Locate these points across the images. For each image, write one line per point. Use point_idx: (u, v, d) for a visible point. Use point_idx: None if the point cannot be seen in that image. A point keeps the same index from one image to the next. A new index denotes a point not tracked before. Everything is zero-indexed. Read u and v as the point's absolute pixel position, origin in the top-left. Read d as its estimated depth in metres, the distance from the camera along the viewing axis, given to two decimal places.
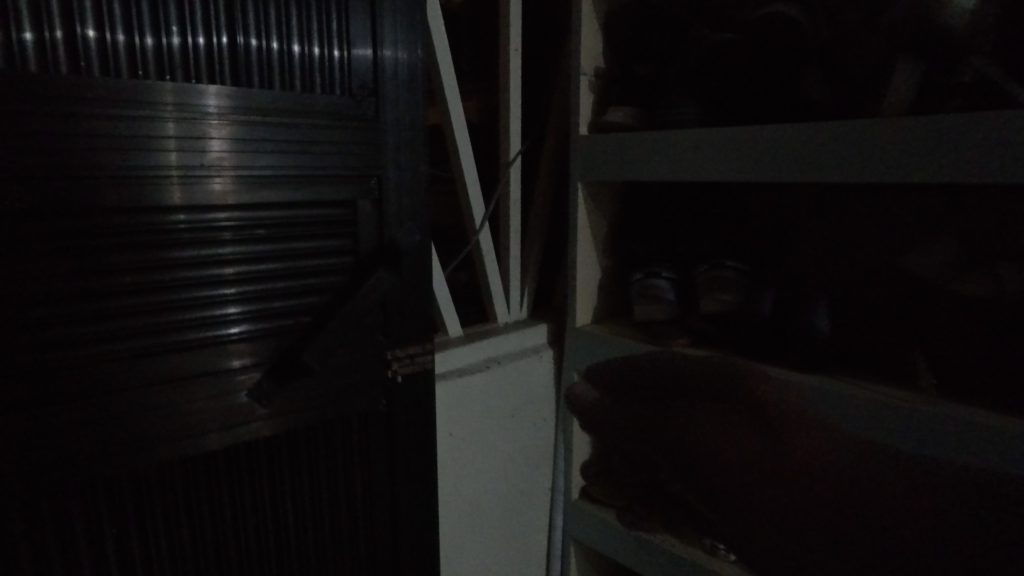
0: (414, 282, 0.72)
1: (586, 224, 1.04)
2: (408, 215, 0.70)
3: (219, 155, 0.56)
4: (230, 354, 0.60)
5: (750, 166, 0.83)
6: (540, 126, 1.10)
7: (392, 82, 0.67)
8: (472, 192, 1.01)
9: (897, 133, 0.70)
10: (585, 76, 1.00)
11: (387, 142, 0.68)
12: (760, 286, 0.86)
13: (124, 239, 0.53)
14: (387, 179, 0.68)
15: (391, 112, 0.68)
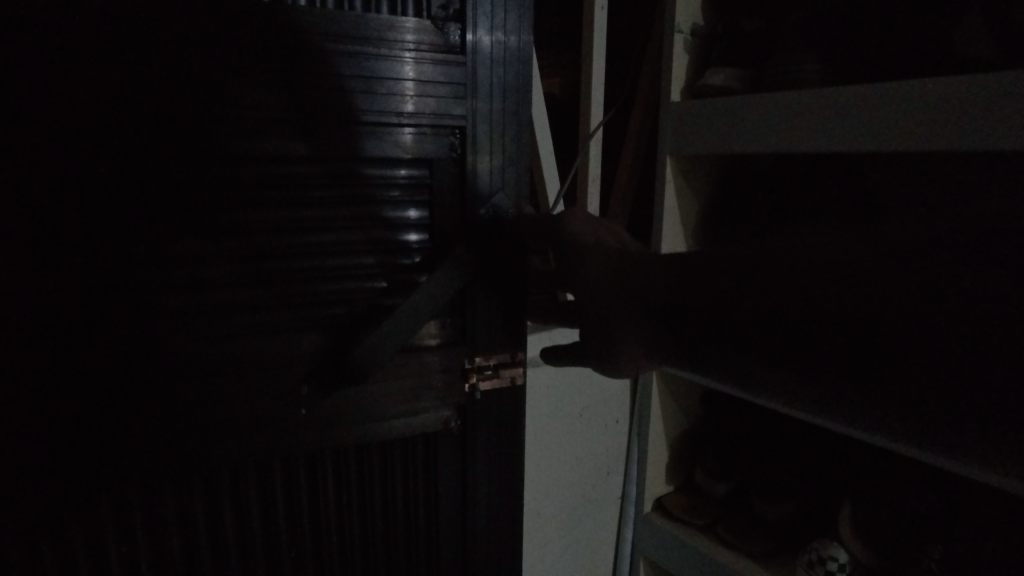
0: (514, 274, 0.55)
1: (675, 203, 0.91)
2: (500, 186, 0.53)
3: (242, 91, 0.43)
4: (278, 335, 0.46)
5: (881, 140, 0.68)
6: (627, 92, 0.98)
7: (485, 53, 0.51)
8: (546, 166, 0.90)
9: None
10: (680, 33, 0.87)
11: (477, 91, 0.51)
12: None
13: (115, 197, 0.40)
14: (476, 139, 0.52)
15: (485, 75, 0.51)
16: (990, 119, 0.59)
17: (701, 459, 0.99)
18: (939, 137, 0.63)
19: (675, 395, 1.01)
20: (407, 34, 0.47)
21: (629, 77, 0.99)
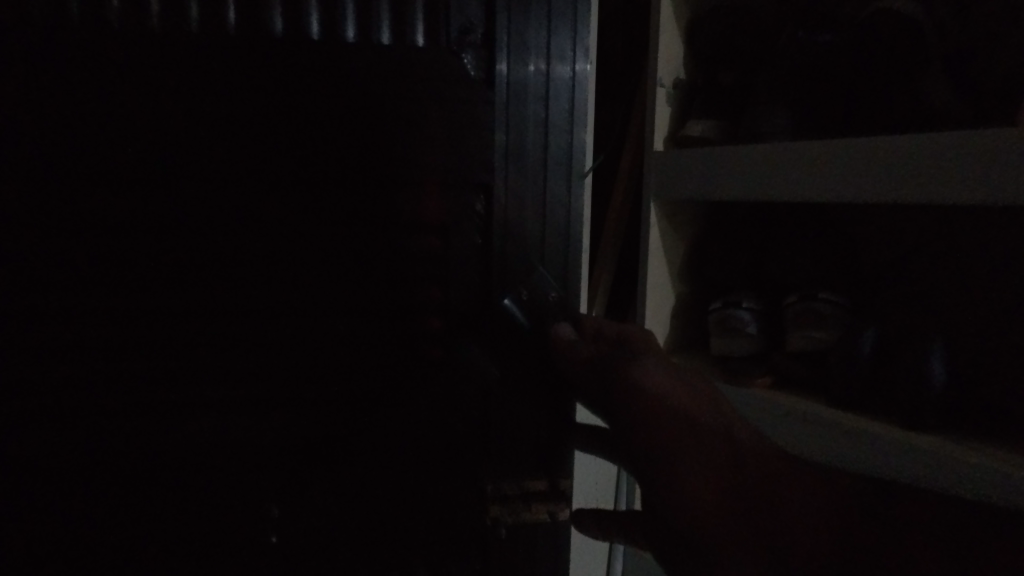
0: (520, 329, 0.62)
1: (659, 245, 0.96)
2: (542, 199, 0.62)
3: (293, 130, 0.55)
4: (327, 345, 0.61)
5: (817, 187, 0.75)
6: (617, 135, 1.04)
7: (522, 83, 0.59)
8: None
9: (986, 145, 0.60)
10: (662, 87, 0.92)
11: (518, 117, 0.60)
12: (859, 323, 0.75)
13: (198, 234, 0.56)
14: (516, 158, 0.61)
15: (522, 104, 0.60)
16: (909, 166, 0.66)
17: None
18: (864, 188, 0.71)
19: None
20: (444, 68, 0.57)
21: (620, 121, 1.04)
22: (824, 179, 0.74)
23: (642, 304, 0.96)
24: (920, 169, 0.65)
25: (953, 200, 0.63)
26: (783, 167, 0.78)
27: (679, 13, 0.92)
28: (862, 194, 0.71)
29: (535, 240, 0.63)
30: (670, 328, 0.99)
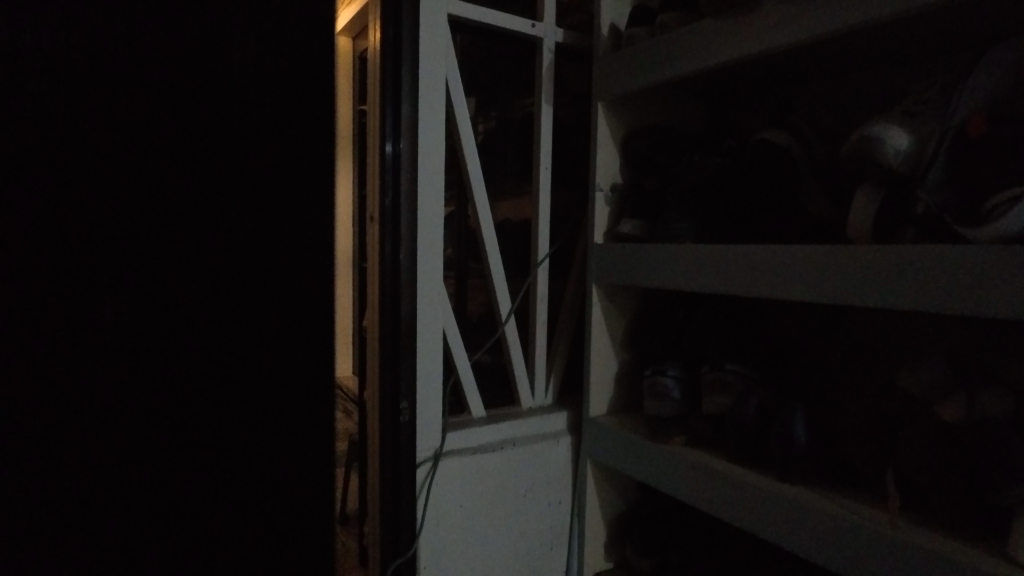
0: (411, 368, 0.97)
1: (601, 321, 1.14)
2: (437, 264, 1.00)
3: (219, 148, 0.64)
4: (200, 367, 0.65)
5: (744, 283, 0.89)
6: (571, 225, 1.25)
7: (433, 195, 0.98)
8: (500, 289, 1.15)
9: (875, 257, 0.73)
10: (601, 191, 1.13)
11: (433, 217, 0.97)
12: (750, 390, 0.91)
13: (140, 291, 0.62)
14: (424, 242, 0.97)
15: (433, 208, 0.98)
16: (815, 271, 0.80)
17: (630, 538, 1.12)
18: (783, 286, 0.84)
19: (611, 481, 1.18)
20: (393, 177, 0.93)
21: (575, 212, 1.25)
22: (749, 277, 0.88)
23: (588, 371, 1.14)
24: (811, 271, 0.80)
25: (851, 300, 0.76)
26: (717, 262, 0.92)
27: (614, 134, 1.13)
28: (781, 291, 0.84)
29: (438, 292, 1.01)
30: (613, 391, 1.16)
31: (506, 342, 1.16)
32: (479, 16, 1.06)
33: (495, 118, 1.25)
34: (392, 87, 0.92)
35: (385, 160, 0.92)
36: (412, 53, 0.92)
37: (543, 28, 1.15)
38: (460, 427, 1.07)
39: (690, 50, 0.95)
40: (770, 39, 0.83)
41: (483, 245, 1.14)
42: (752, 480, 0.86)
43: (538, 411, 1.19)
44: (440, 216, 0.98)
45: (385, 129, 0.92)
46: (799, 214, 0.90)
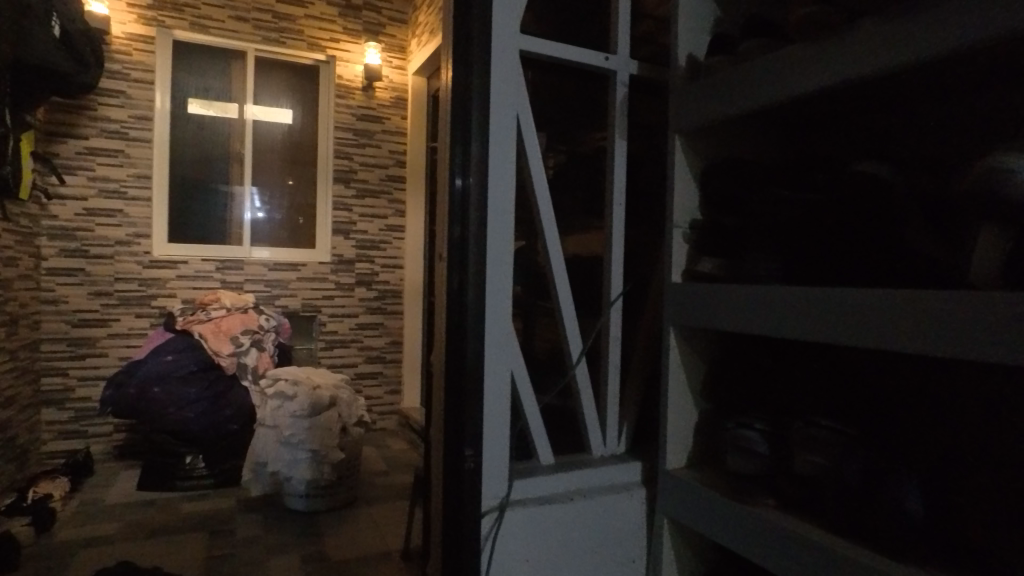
0: (476, 409, 0.92)
1: (679, 365, 1.07)
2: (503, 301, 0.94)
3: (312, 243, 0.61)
4: None
5: (839, 330, 0.80)
6: (646, 262, 1.19)
7: (500, 230, 0.93)
8: (570, 329, 1.10)
9: (1002, 305, 0.63)
10: (679, 228, 1.07)
11: (499, 254, 0.93)
12: (849, 451, 0.81)
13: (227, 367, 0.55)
14: (490, 280, 0.92)
15: (501, 241, 0.93)
16: (925, 320, 0.70)
17: None
18: (887, 335, 0.74)
19: (691, 543, 1.08)
20: (456, 205, 0.91)
21: (649, 249, 1.20)
22: (845, 324, 0.79)
23: (665, 419, 1.07)
24: (919, 319, 0.71)
25: (973, 354, 0.66)
26: (808, 306, 0.84)
27: (693, 167, 1.08)
28: (885, 341, 0.75)
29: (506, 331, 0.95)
30: (691, 442, 1.08)
31: (576, 385, 1.11)
32: (552, 50, 1.05)
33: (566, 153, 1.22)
34: (461, 125, 0.91)
35: (454, 197, 0.91)
36: (482, 90, 0.91)
37: (616, 60, 1.12)
38: (526, 474, 1.02)
39: (773, 78, 0.89)
40: (867, 63, 0.76)
41: (552, 284, 1.10)
42: (852, 556, 0.76)
43: (609, 460, 1.13)
44: (510, 253, 0.94)
45: (455, 166, 0.90)
46: (906, 255, 0.80)
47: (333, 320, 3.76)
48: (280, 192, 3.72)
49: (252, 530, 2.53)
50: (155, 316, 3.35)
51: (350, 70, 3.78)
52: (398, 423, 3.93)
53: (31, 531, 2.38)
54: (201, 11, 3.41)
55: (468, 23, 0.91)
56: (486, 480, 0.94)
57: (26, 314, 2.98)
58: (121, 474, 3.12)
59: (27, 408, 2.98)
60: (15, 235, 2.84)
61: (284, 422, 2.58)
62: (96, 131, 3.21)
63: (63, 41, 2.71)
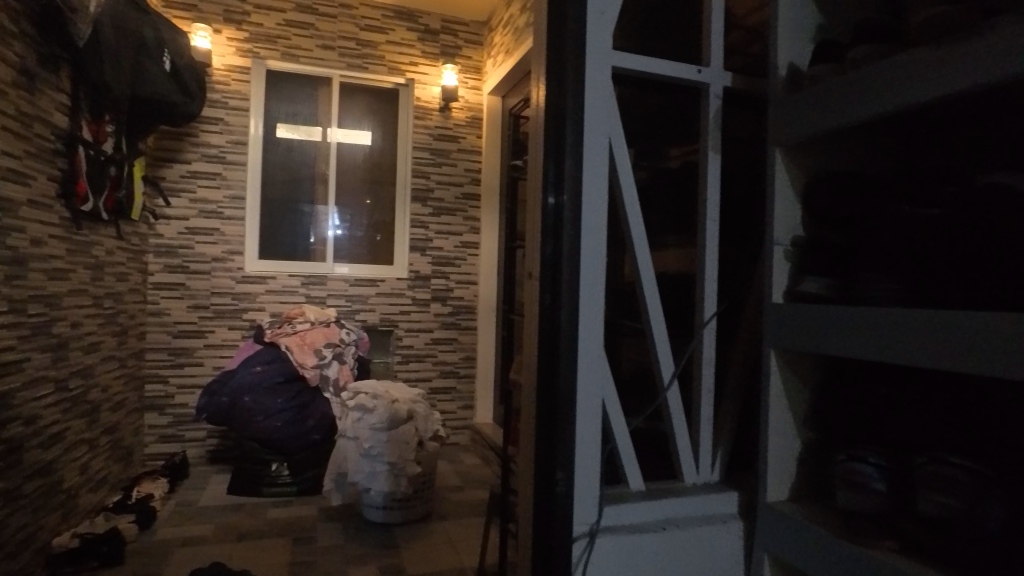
0: (567, 431, 0.89)
1: (781, 391, 1.01)
2: (594, 321, 0.91)
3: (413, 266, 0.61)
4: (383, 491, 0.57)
5: (967, 359, 0.73)
6: (741, 281, 1.13)
7: (592, 248, 0.91)
8: (662, 351, 1.06)
9: None
10: (780, 246, 1.01)
11: (590, 272, 0.91)
12: (985, 494, 0.73)
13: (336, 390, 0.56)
14: (582, 299, 0.90)
15: (593, 260, 0.91)
16: None
17: None
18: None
19: None
20: (548, 223, 0.90)
21: (745, 268, 1.14)
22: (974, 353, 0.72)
23: (765, 447, 1.01)
24: None
25: None
26: (930, 332, 0.77)
27: (794, 182, 1.02)
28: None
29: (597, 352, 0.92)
30: (794, 473, 1.01)
31: (667, 408, 1.07)
32: (644, 64, 1.02)
33: (654, 169, 1.19)
34: (554, 141, 0.90)
35: (547, 213, 0.90)
36: (575, 106, 0.89)
37: (709, 73, 1.08)
38: (617, 500, 0.99)
39: (889, 85, 0.82)
40: (1002, 66, 0.69)
41: (642, 303, 1.07)
42: None
43: (702, 488, 1.07)
44: (602, 272, 0.92)
45: (548, 182, 0.90)
46: None
47: (409, 334, 3.84)
48: (361, 211, 3.86)
49: (332, 539, 2.59)
50: (246, 329, 3.54)
51: (428, 92, 3.89)
52: (470, 438, 3.95)
53: (134, 529, 2.55)
54: (292, 41, 3.61)
55: (562, 40, 0.91)
56: (576, 505, 0.92)
57: (134, 325, 3.22)
58: (213, 478, 3.30)
59: (132, 413, 3.21)
60: (126, 252, 3.09)
61: (364, 434, 2.64)
62: (198, 156, 3.46)
63: (172, 74, 2.94)
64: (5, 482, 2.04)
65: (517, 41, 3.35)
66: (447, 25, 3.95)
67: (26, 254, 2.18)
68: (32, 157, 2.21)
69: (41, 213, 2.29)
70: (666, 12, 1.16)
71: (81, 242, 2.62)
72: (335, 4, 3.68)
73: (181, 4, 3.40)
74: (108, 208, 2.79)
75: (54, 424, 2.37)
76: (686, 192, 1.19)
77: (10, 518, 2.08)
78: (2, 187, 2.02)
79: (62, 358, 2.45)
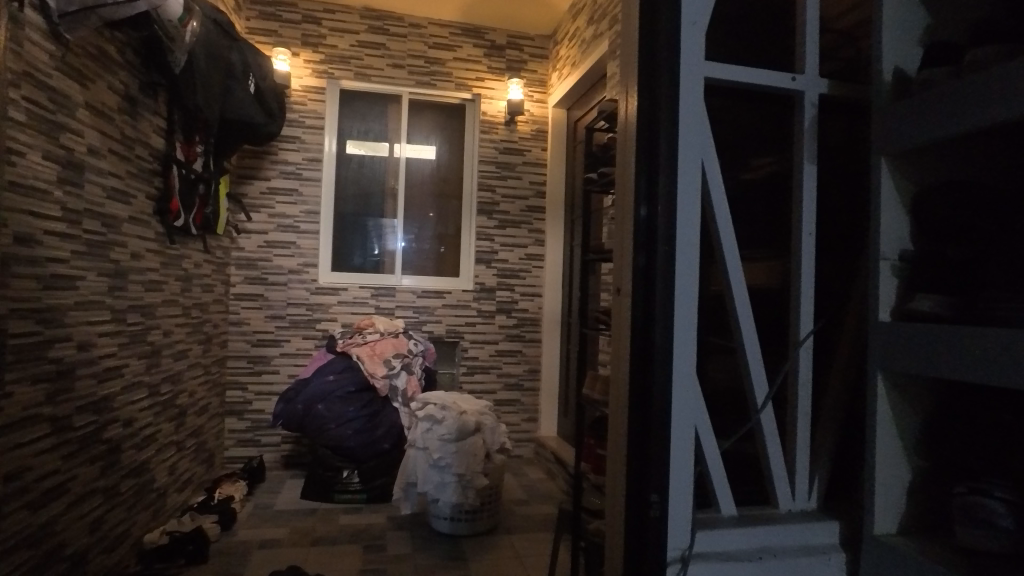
0: (658, 450, 0.87)
1: (888, 416, 0.94)
2: (686, 335, 0.88)
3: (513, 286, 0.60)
4: None
5: None
6: (840, 298, 1.07)
7: (685, 261, 0.88)
8: (755, 370, 1.02)
9: None
10: (887, 261, 0.95)
11: (683, 286, 0.88)
12: None
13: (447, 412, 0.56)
14: (675, 313, 0.88)
15: (685, 271, 0.88)
16: None
17: None
18: None
19: None
20: (640, 234, 0.88)
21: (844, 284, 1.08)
22: None
23: (872, 476, 0.94)
24: None
25: None
26: None
27: (902, 192, 0.96)
28: None
29: (689, 369, 0.89)
30: (903, 504, 0.95)
31: (760, 430, 1.02)
32: (735, 74, 0.99)
33: (742, 181, 1.15)
34: (647, 153, 0.88)
35: (639, 226, 0.88)
36: (670, 116, 0.88)
37: (804, 80, 1.03)
38: (708, 525, 0.95)
39: (1014, 89, 0.76)
40: None
41: (734, 320, 1.03)
42: None
43: (799, 516, 1.02)
44: (694, 286, 0.89)
45: (640, 195, 0.88)
46: None
47: (474, 346, 3.87)
48: (428, 224, 3.94)
49: (402, 548, 2.63)
50: (319, 338, 3.66)
51: (494, 106, 3.94)
52: (534, 452, 3.93)
53: (217, 529, 2.66)
54: (364, 61, 3.74)
55: (654, 51, 0.89)
56: (667, 529, 0.88)
57: (217, 334, 3.39)
58: (287, 482, 3.41)
59: (214, 417, 3.37)
60: (212, 265, 3.27)
61: (434, 445, 2.67)
62: (276, 173, 3.62)
63: (256, 97, 3.10)
64: (105, 480, 2.17)
65: (584, 53, 3.34)
66: (513, 40, 3.99)
67: (126, 266, 2.33)
68: (133, 177, 2.37)
69: (140, 229, 2.45)
70: (755, 18, 1.12)
71: (173, 255, 2.79)
72: (405, 24, 3.79)
73: (263, 30, 3.59)
74: (196, 223, 2.96)
75: (147, 427, 2.52)
76: (778, 204, 1.14)
77: (108, 514, 2.21)
78: (108, 205, 2.18)
79: (155, 364, 2.60)
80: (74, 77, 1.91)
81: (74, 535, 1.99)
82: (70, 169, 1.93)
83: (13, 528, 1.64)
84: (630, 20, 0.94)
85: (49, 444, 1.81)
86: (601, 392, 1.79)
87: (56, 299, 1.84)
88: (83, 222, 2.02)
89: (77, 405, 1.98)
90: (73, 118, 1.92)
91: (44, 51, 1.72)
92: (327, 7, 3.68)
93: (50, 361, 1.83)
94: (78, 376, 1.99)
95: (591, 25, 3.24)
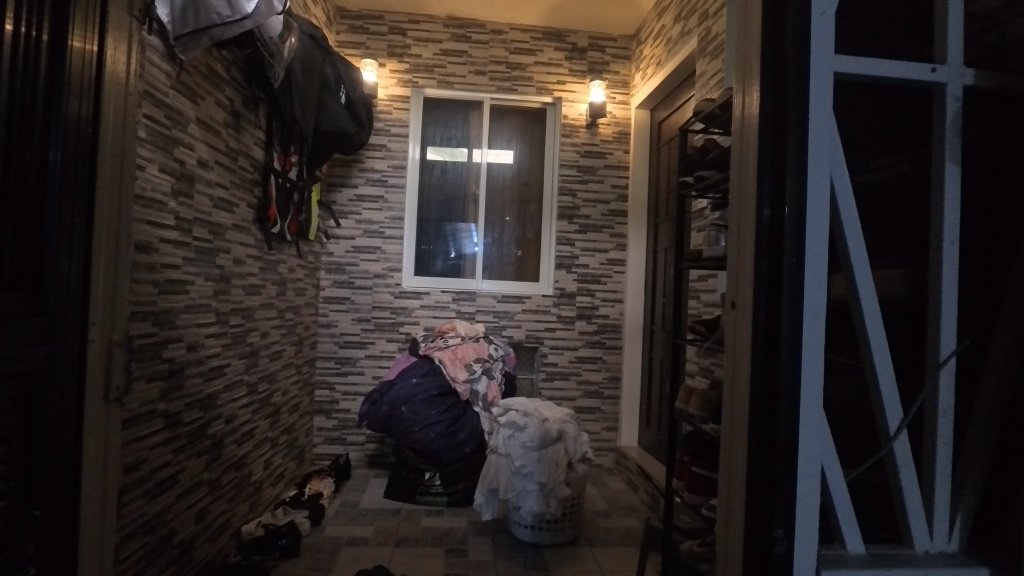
0: (781, 478, 0.80)
1: None
2: (813, 354, 0.80)
3: None
4: None
5: None
6: (988, 316, 0.95)
7: (811, 271, 0.80)
8: (886, 393, 0.91)
9: None
10: None
11: (807, 298, 0.80)
12: None
13: None
14: (800, 328, 0.80)
15: (812, 281, 0.80)
16: None
17: None
18: None
19: None
20: (761, 236, 0.82)
21: (993, 299, 0.95)
22: None
23: None
24: None
25: None
26: None
27: None
28: None
29: (813, 392, 0.81)
30: None
31: (893, 461, 0.91)
32: (866, 67, 0.90)
33: (867, 184, 1.06)
34: (770, 155, 0.82)
35: (762, 231, 0.82)
36: (797, 111, 0.81)
37: (946, 71, 0.92)
38: (834, 564, 0.86)
39: None
40: None
41: (861, 335, 0.93)
42: None
43: (939, 560, 0.91)
44: (821, 299, 0.80)
45: (763, 195, 0.82)
46: None
47: (554, 351, 3.83)
48: (507, 229, 3.95)
49: (484, 554, 2.62)
50: (402, 341, 3.74)
51: (575, 109, 3.88)
52: (615, 461, 3.84)
53: (308, 524, 2.76)
54: (447, 69, 3.79)
55: (778, 46, 0.83)
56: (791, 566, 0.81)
57: (308, 335, 3.54)
58: (371, 481, 3.50)
59: (305, 415, 3.52)
60: (304, 269, 3.41)
61: (516, 452, 2.65)
62: (364, 181, 3.74)
63: (348, 106, 3.19)
64: (209, 473, 2.30)
65: (670, 52, 3.23)
66: (596, 42, 3.92)
67: (229, 271, 2.46)
68: (236, 187, 2.51)
69: (242, 236, 2.58)
70: (883, 6, 1.02)
71: (270, 260, 2.93)
72: (487, 31, 3.81)
73: (352, 42, 3.74)
74: (292, 230, 3.10)
75: (246, 424, 2.65)
76: (912, 209, 1.03)
77: (212, 505, 2.34)
78: (215, 214, 2.31)
79: (254, 364, 2.74)
80: (187, 95, 2.03)
81: (183, 523, 2.12)
82: (183, 181, 2.06)
83: (130, 518, 1.75)
84: (750, 16, 0.88)
85: (163, 438, 1.94)
86: (697, 407, 1.69)
87: (171, 303, 1.97)
88: (193, 230, 2.15)
89: (186, 402, 2.11)
90: (186, 133, 2.05)
91: (161, 71, 1.83)
92: (412, 17, 3.77)
93: (164, 360, 1.95)
94: (187, 375, 2.11)
95: (679, 22, 3.13)
